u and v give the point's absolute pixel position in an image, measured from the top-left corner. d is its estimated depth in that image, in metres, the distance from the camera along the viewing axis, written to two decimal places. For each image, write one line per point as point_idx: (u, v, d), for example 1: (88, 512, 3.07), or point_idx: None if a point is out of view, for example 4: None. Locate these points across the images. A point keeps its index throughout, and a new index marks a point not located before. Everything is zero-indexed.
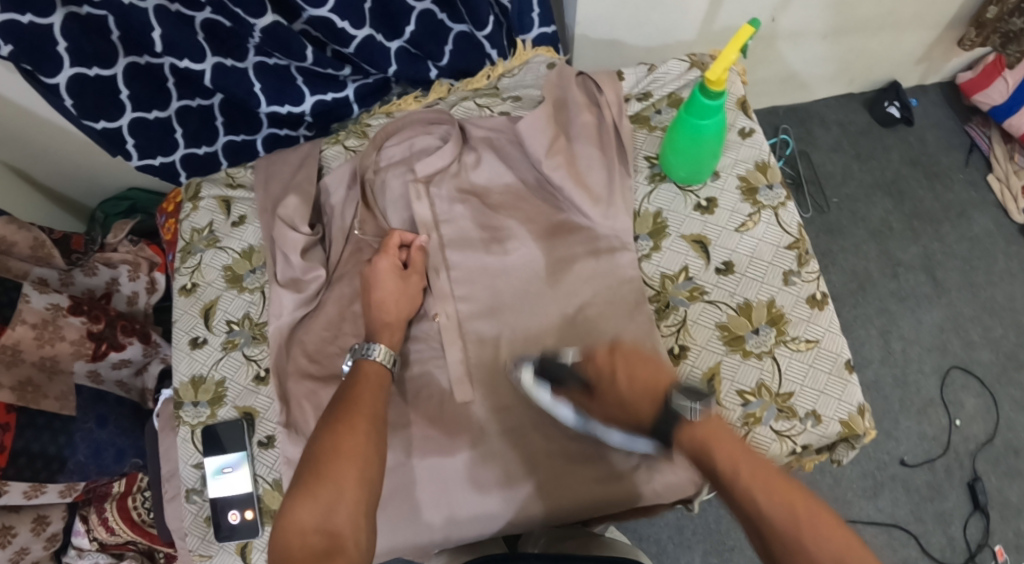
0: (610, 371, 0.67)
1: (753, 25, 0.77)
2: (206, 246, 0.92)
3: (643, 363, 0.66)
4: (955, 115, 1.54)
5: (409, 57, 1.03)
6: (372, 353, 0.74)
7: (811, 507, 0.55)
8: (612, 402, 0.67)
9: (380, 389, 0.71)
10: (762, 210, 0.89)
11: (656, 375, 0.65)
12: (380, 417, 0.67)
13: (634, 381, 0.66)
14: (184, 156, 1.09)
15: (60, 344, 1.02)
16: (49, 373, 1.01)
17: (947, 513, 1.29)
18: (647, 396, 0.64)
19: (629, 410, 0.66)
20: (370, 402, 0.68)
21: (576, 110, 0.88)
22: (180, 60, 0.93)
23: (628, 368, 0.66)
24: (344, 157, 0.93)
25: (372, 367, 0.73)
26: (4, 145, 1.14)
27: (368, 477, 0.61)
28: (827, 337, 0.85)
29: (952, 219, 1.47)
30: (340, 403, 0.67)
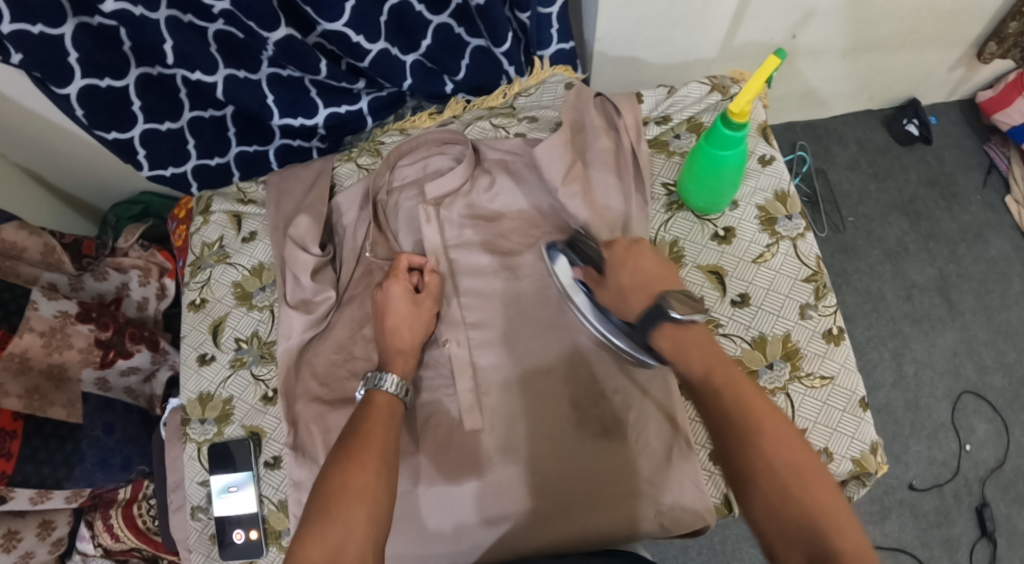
0: (614, 266, 0.70)
1: (779, 55, 0.76)
2: (216, 262, 0.92)
3: (652, 265, 0.69)
4: (975, 133, 1.52)
5: (424, 71, 1.02)
6: (385, 386, 0.72)
7: (768, 419, 0.58)
8: (614, 287, 0.70)
9: (391, 421, 0.70)
10: (780, 241, 0.88)
11: (659, 276, 0.67)
12: (391, 451, 0.66)
13: (637, 273, 0.68)
14: (196, 167, 1.08)
15: (68, 352, 1.02)
16: (56, 381, 1.01)
17: (955, 540, 1.27)
18: (646, 287, 0.67)
19: (622, 294, 0.69)
20: (380, 435, 0.67)
21: (593, 133, 0.87)
22: (192, 72, 0.93)
23: (636, 263, 0.69)
24: (357, 175, 0.92)
25: (383, 397, 0.71)
26: (16, 148, 1.14)
27: (378, 514, 0.61)
28: (842, 373, 0.84)
29: (968, 240, 1.45)
30: (350, 437, 0.66)
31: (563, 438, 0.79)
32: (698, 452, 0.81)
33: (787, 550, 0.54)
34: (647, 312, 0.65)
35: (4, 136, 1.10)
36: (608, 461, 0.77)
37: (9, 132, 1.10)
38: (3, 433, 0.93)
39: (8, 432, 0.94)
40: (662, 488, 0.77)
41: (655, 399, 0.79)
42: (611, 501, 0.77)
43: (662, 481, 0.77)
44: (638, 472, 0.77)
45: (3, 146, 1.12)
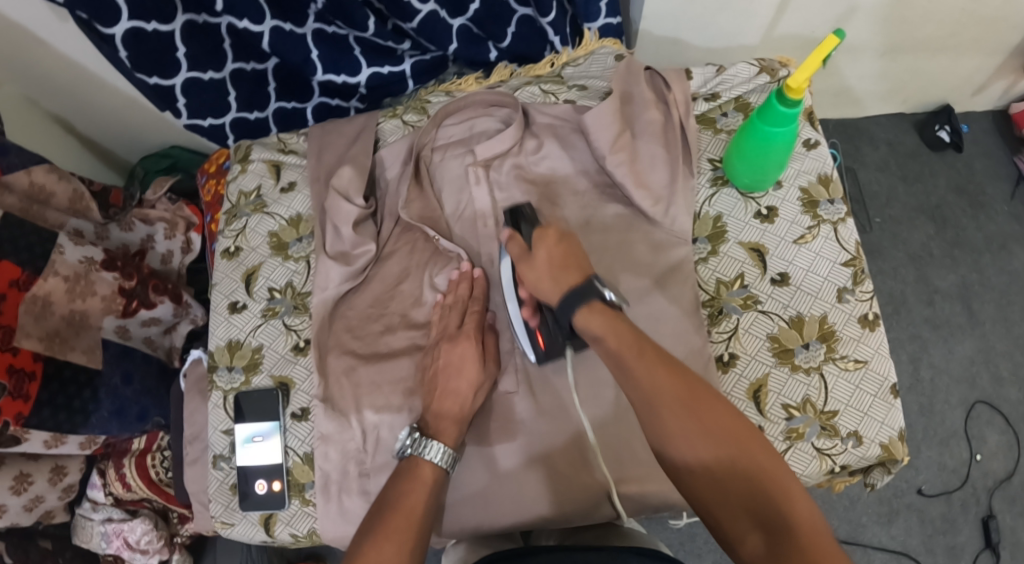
0: (541, 248, 0.72)
1: (837, 35, 0.74)
2: (252, 211, 0.90)
3: (568, 256, 0.71)
4: (1005, 145, 1.51)
5: (471, 36, 1.01)
6: (430, 454, 0.70)
7: (710, 404, 0.61)
8: (540, 265, 0.72)
9: (429, 491, 0.69)
10: (822, 224, 0.87)
11: (577, 261, 0.71)
12: (424, 520, 0.65)
13: (555, 264, 0.71)
14: (234, 120, 1.08)
15: (92, 299, 1.01)
16: (77, 328, 1.00)
17: (959, 547, 1.28)
18: (565, 279, 0.70)
19: (542, 283, 0.72)
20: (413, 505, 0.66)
21: (642, 106, 0.87)
22: (240, 20, 0.92)
23: (559, 253, 0.72)
24: (402, 132, 0.91)
25: (429, 469, 0.70)
26: (49, 97, 1.15)
27: None
28: (875, 359, 0.83)
29: (992, 251, 1.44)
30: (385, 507, 0.66)
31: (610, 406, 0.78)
32: None
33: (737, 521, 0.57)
34: (574, 289, 0.68)
35: (36, 82, 1.11)
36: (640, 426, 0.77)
37: (43, 80, 1.11)
38: (24, 373, 0.93)
39: (28, 374, 0.93)
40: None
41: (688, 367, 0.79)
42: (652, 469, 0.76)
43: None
44: None
45: (35, 91, 1.13)
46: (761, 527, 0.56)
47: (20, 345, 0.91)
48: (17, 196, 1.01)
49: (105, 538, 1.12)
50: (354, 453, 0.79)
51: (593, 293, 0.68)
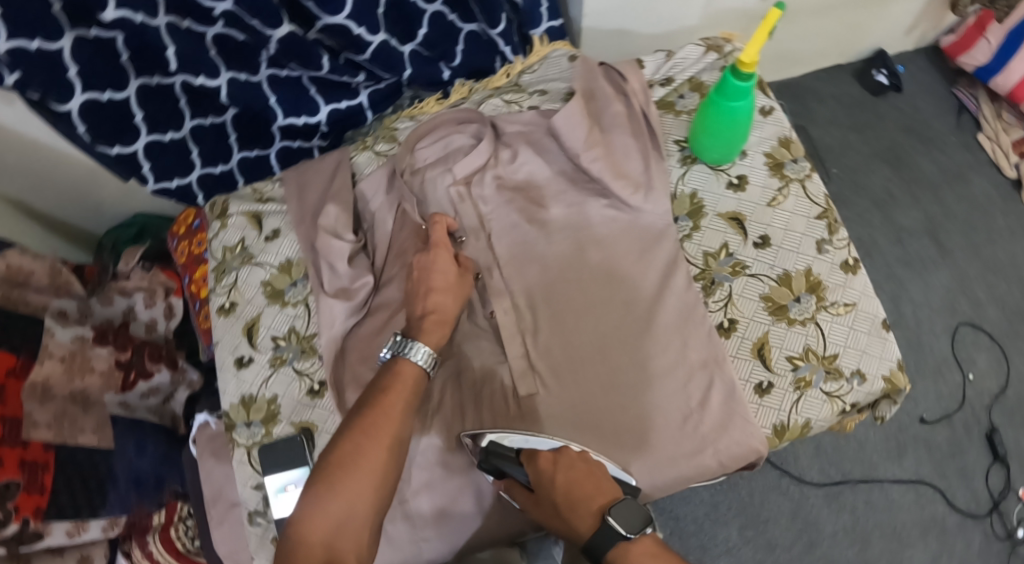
0: (555, 477, 0.68)
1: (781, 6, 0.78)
2: (241, 263, 0.89)
3: (584, 473, 0.68)
4: (943, 78, 1.58)
5: (422, 60, 1.04)
6: (415, 356, 0.72)
7: None
8: (548, 504, 0.68)
9: (412, 393, 0.71)
10: (791, 183, 0.92)
11: (593, 491, 0.67)
12: (405, 424, 0.69)
13: (568, 489, 0.67)
14: (200, 176, 1.08)
15: (90, 376, 1.09)
16: (82, 405, 1.07)
17: (970, 467, 1.33)
18: (582, 507, 0.66)
19: (565, 523, 0.66)
20: (395, 411, 0.68)
21: (606, 100, 0.91)
22: (196, 76, 0.93)
23: (568, 476, 0.68)
24: (376, 162, 0.92)
25: (412, 370, 0.71)
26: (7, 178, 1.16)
27: (381, 495, 0.66)
28: (862, 300, 0.88)
29: (948, 181, 1.51)
30: (367, 410, 0.68)
31: (624, 389, 0.80)
32: (744, 387, 0.85)
33: None
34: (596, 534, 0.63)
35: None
36: (654, 401, 0.80)
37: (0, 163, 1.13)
38: (36, 464, 0.97)
39: (42, 465, 0.97)
40: (656, 461, 0.78)
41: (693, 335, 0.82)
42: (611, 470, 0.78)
43: (656, 446, 0.79)
44: (692, 411, 0.80)
45: None
46: None
47: (29, 437, 0.97)
48: None
49: None
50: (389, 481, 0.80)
51: (606, 529, 0.63)
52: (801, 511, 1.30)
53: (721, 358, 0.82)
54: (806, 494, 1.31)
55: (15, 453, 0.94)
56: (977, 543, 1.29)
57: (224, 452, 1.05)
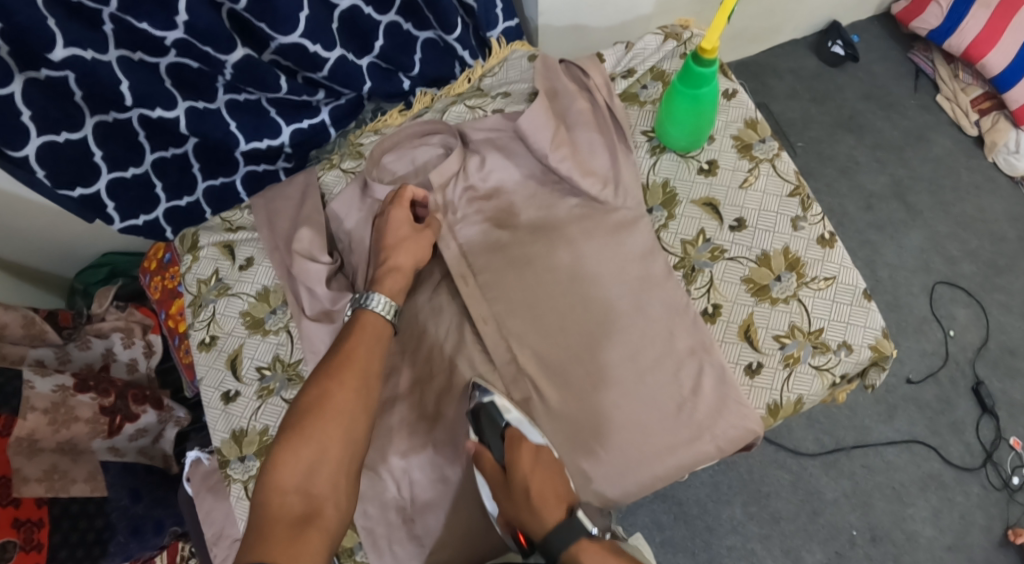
0: (533, 474, 0.73)
1: None
2: (217, 296, 0.87)
3: (556, 474, 0.74)
4: (898, 44, 1.60)
5: (381, 72, 1.03)
6: (374, 304, 0.73)
7: None
8: (517, 493, 0.73)
9: (376, 342, 0.72)
10: (760, 164, 0.93)
11: (559, 489, 0.73)
12: (373, 370, 0.69)
13: (541, 487, 0.73)
14: (167, 211, 1.05)
15: (76, 424, 1.07)
16: (72, 456, 1.06)
17: (960, 422, 1.36)
18: (551, 506, 0.72)
19: (523, 514, 0.72)
20: (361, 355, 0.70)
21: (570, 98, 0.90)
22: (153, 109, 0.92)
23: (543, 476, 0.74)
24: (344, 181, 0.91)
25: (372, 319, 0.73)
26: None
27: (352, 438, 0.65)
28: (842, 272, 0.89)
29: (911, 143, 1.53)
30: (333, 359, 0.69)
31: (618, 382, 0.80)
32: (734, 370, 0.85)
33: None
34: (560, 529, 0.70)
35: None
36: (647, 391, 0.80)
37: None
38: (31, 522, 0.97)
39: (36, 521, 0.98)
40: (652, 451, 0.78)
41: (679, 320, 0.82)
42: (576, 472, 0.78)
43: (642, 441, 0.78)
44: (686, 398, 0.80)
45: None
46: None
47: (21, 494, 0.96)
48: None
49: None
50: (392, 503, 0.79)
51: (572, 526, 0.71)
52: (801, 481, 1.31)
53: (709, 344, 0.82)
54: (804, 466, 1.33)
55: (9, 511, 0.94)
56: (976, 493, 1.31)
57: (221, 487, 1.04)
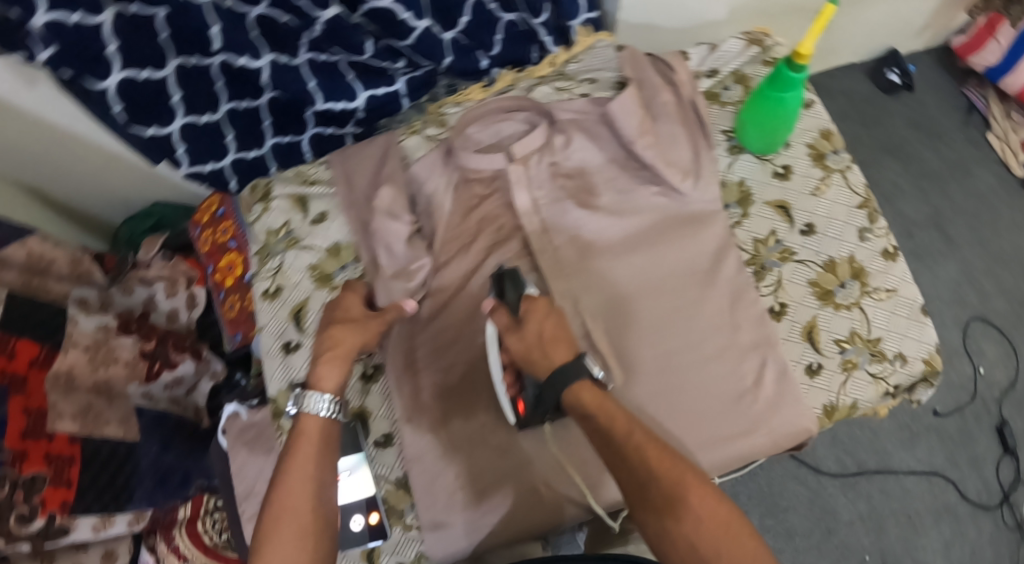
0: (535, 319, 0.71)
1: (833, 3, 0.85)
2: (287, 247, 0.87)
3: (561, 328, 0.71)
4: (952, 78, 1.59)
5: (460, 48, 1.03)
6: (319, 409, 0.70)
7: (706, 497, 0.64)
8: (526, 337, 0.70)
9: (323, 443, 0.70)
10: (832, 174, 0.94)
11: (567, 334, 0.71)
12: (324, 477, 0.68)
13: (545, 336, 0.70)
14: (234, 161, 1.05)
15: (114, 366, 1.07)
16: (108, 397, 1.05)
17: (980, 457, 1.37)
18: (557, 353, 0.70)
19: (530, 361, 0.70)
20: (306, 466, 0.68)
21: (656, 90, 0.92)
22: (239, 57, 0.91)
23: (550, 328, 0.71)
24: (427, 146, 0.91)
25: (310, 426, 0.71)
26: (24, 168, 1.20)
27: (318, 549, 0.65)
28: (902, 286, 0.90)
29: (955, 176, 1.53)
30: (280, 477, 0.67)
31: (683, 369, 0.80)
32: (794, 368, 0.86)
33: None
34: (565, 368, 0.68)
35: (12, 156, 1.16)
36: (707, 379, 0.80)
37: (19, 151, 1.16)
38: (63, 458, 0.96)
39: (68, 458, 0.96)
40: (710, 439, 0.79)
41: (744, 312, 0.83)
42: None
43: (702, 428, 0.79)
44: (748, 389, 0.81)
45: (8, 166, 1.18)
46: None
47: (55, 429, 0.96)
48: (18, 269, 1.04)
49: None
50: (447, 467, 0.79)
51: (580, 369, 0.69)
52: (818, 499, 1.33)
53: (774, 339, 0.82)
54: (823, 485, 1.34)
55: (42, 445, 0.94)
56: (988, 531, 1.33)
57: (257, 443, 1.02)
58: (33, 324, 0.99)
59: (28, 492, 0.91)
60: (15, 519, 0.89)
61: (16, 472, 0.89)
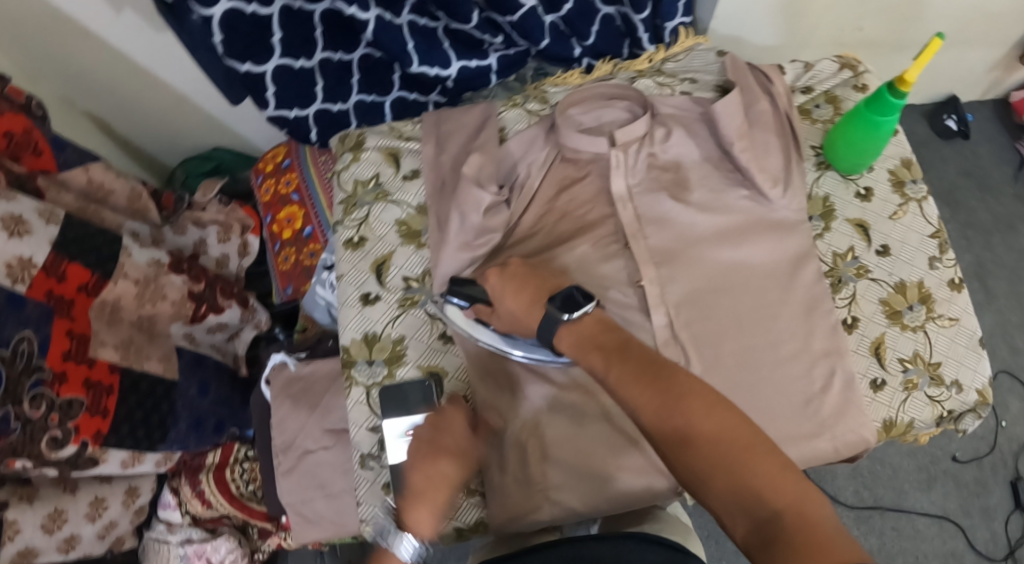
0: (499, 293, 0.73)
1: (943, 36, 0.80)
2: (374, 199, 0.89)
3: (523, 278, 0.72)
4: (1006, 131, 1.62)
5: (557, 33, 1.03)
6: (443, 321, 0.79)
7: (695, 400, 0.57)
8: (504, 314, 0.72)
9: (459, 414, 0.74)
10: (910, 202, 0.94)
11: (537, 285, 0.71)
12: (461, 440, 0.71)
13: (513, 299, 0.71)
14: (318, 111, 1.05)
15: (161, 303, 1.02)
16: (148, 335, 1.02)
17: (991, 509, 1.36)
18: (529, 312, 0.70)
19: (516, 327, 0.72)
20: (449, 424, 0.72)
21: (754, 97, 0.90)
22: (349, 6, 0.91)
23: (514, 284, 0.72)
24: (527, 120, 0.92)
25: (450, 440, 0.71)
26: (87, 97, 1.17)
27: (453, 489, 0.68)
28: (965, 317, 0.90)
29: (1000, 230, 1.54)
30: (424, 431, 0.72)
31: (757, 368, 0.80)
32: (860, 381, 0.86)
33: (731, 516, 0.54)
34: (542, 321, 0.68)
35: (78, 81, 1.13)
36: (778, 380, 0.80)
37: (87, 77, 1.13)
38: (102, 386, 0.92)
39: (106, 387, 0.93)
40: (777, 441, 0.78)
41: (820, 319, 0.82)
42: None
43: (771, 429, 0.78)
44: (816, 394, 0.80)
45: (71, 92, 1.15)
46: (756, 530, 0.52)
47: (96, 355, 0.92)
48: (76, 193, 0.99)
49: (184, 560, 1.12)
50: (514, 435, 0.79)
51: (552, 314, 0.67)
52: None
53: (843, 350, 0.82)
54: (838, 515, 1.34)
55: (81, 370, 0.90)
56: None
57: (301, 398, 0.98)
58: (84, 249, 0.93)
59: (63, 416, 0.87)
60: (47, 443, 0.85)
61: (53, 393, 0.85)
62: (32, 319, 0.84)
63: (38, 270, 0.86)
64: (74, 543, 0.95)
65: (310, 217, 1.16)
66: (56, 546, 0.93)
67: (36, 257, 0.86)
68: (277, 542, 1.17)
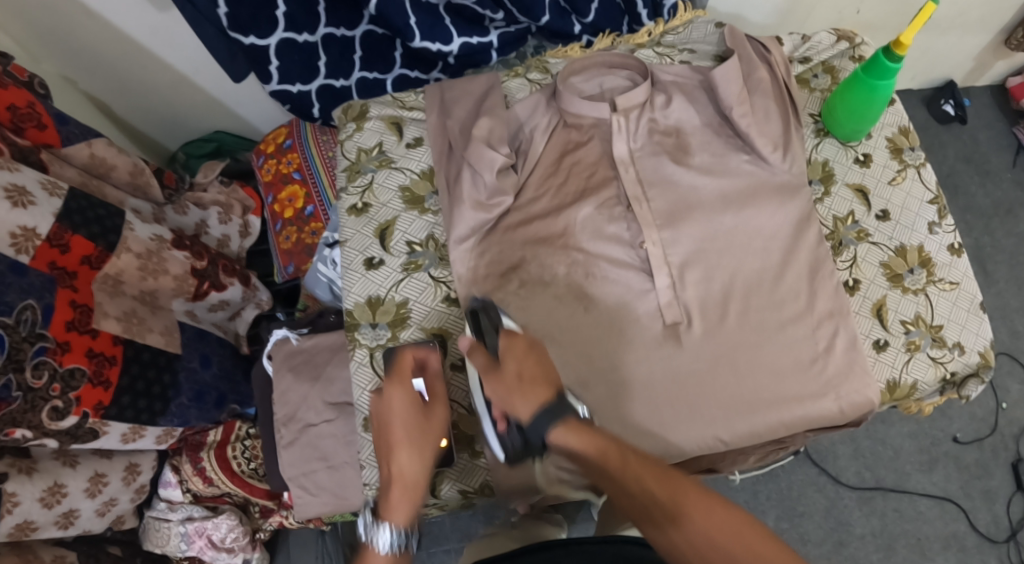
0: (509, 360, 0.67)
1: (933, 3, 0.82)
2: (377, 166, 0.91)
3: (533, 364, 0.67)
4: (1004, 117, 1.61)
5: (558, 10, 1.02)
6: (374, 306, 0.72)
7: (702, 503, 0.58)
8: (508, 377, 0.66)
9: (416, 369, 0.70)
10: (908, 168, 0.94)
11: (547, 373, 0.67)
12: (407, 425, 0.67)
13: (520, 378, 0.66)
14: (321, 86, 1.06)
15: (164, 277, 1.01)
16: (151, 308, 1.02)
17: (993, 491, 1.32)
18: (527, 391, 0.65)
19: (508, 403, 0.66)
20: (400, 408, 0.68)
21: (754, 66, 0.91)
22: None
23: (527, 362, 0.67)
24: (529, 89, 0.96)
25: (401, 432, 0.67)
26: (87, 76, 1.17)
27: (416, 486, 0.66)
28: (965, 280, 0.90)
29: (1000, 215, 1.53)
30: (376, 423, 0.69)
31: (762, 328, 0.80)
32: (863, 342, 0.87)
33: None
34: (546, 404, 0.64)
35: (81, 62, 1.13)
36: (782, 337, 0.80)
37: (88, 57, 1.13)
38: (104, 357, 0.92)
39: (109, 358, 0.93)
40: (781, 400, 0.79)
41: (824, 276, 0.83)
42: (711, 399, 0.79)
43: (775, 386, 0.79)
44: (820, 353, 0.80)
45: (74, 73, 1.16)
46: None
47: (99, 326, 0.92)
48: (79, 169, 0.99)
49: (184, 538, 1.10)
50: None
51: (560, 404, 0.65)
52: (835, 510, 1.29)
53: (847, 311, 0.82)
54: (840, 495, 1.30)
55: (84, 340, 0.89)
56: None
57: (303, 369, 0.98)
58: (87, 218, 0.92)
59: (64, 386, 0.87)
60: (48, 413, 0.86)
61: (55, 362, 0.85)
62: (35, 287, 0.84)
63: (42, 241, 0.86)
64: (73, 519, 0.94)
65: (312, 196, 1.16)
66: (55, 521, 0.91)
67: (40, 228, 0.86)
68: (279, 521, 1.17)
